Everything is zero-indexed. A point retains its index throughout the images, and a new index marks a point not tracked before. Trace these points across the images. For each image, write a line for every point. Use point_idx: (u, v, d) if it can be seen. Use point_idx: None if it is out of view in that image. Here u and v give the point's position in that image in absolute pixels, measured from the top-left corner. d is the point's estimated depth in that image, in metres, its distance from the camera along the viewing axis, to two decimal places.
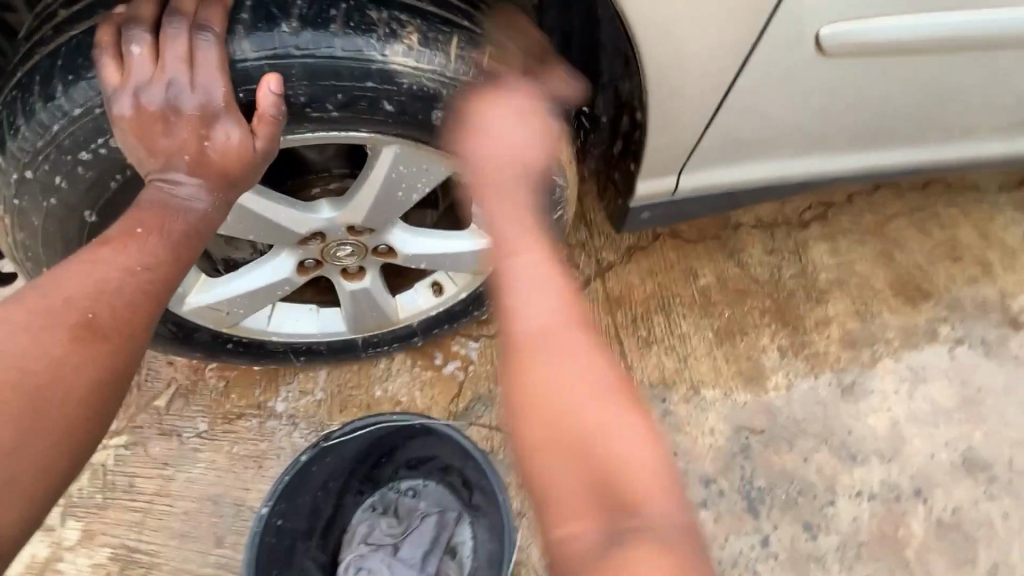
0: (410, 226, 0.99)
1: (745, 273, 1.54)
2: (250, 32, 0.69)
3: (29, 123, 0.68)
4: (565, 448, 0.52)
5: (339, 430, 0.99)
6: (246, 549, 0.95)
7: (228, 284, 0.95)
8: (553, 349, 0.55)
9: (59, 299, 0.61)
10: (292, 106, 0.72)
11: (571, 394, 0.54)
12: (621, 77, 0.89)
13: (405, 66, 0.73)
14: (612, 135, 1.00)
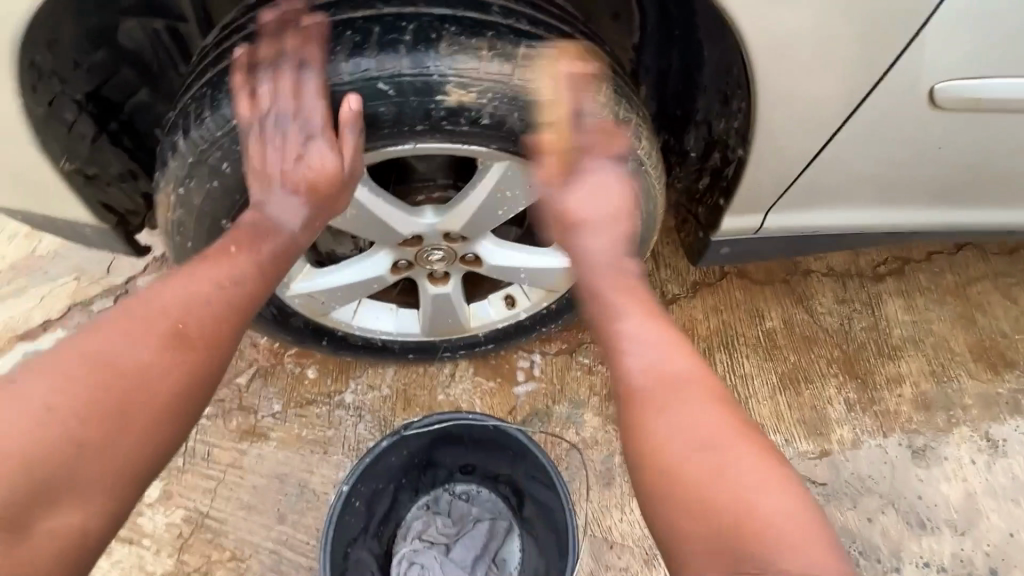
0: (498, 239, 1.05)
1: (814, 321, 1.51)
2: (410, 50, 0.74)
3: (214, 115, 0.79)
4: (689, 496, 0.64)
5: (419, 422, 1.05)
6: (323, 525, 0.99)
7: (328, 275, 1.03)
8: (666, 385, 0.70)
9: (157, 315, 0.72)
10: (432, 118, 0.78)
11: (658, 433, 0.68)
12: (717, 115, 0.93)
13: (534, 88, 0.78)
14: (698, 170, 1.03)
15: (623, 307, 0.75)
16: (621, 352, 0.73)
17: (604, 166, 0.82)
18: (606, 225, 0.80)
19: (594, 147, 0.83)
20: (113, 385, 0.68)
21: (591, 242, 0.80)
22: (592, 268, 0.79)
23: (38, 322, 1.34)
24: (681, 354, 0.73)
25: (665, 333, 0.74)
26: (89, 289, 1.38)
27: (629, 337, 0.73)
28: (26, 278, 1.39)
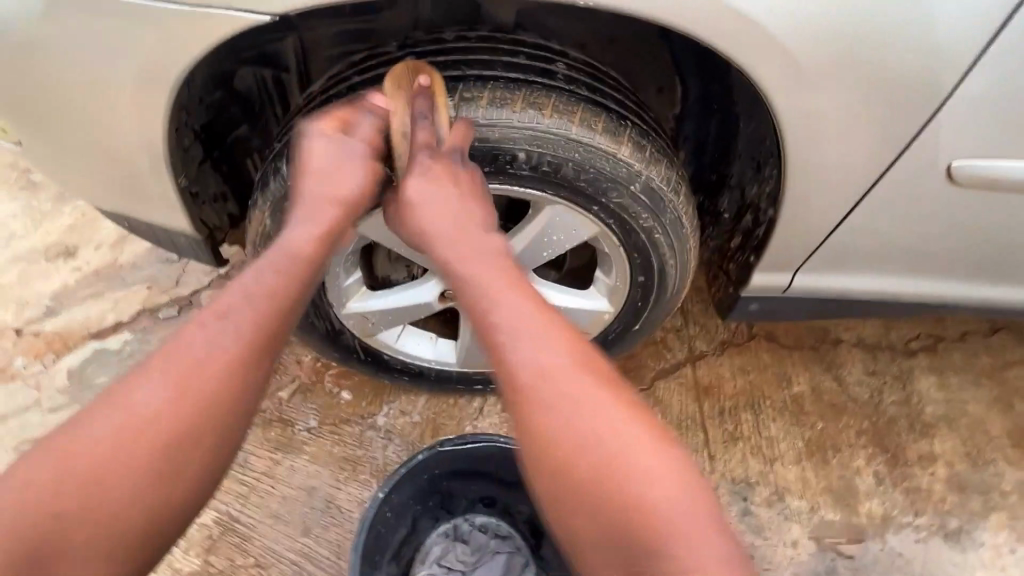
0: (539, 279, 1.13)
1: (842, 390, 1.51)
2: (488, 104, 0.85)
3: None
4: (584, 476, 0.67)
5: (454, 441, 1.10)
6: (358, 529, 1.03)
7: (382, 297, 1.11)
8: (562, 379, 0.70)
9: (204, 326, 0.71)
10: (498, 162, 0.88)
11: (540, 404, 0.69)
12: (749, 180, 1.02)
13: (588, 142, 0.86)
14: (730, 230, 1.11)
15: (523, 310, 0.74)
16: (495, 342, 0.72)
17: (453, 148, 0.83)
18: (437, 204, 0.81)
19: (636, 197, 0.92)
20: (163, 400, 0.68)
21: (455, 236, 0.80)
22: (470, 267, 0.78)
23: (110, 323, 1.47)
24: (570, 348, 0.72)
25: (572, 347, 0.72)
26: (158, 298, 1.51)
27: (524, 340, 0.72)
28: (106, 282, 1.53)
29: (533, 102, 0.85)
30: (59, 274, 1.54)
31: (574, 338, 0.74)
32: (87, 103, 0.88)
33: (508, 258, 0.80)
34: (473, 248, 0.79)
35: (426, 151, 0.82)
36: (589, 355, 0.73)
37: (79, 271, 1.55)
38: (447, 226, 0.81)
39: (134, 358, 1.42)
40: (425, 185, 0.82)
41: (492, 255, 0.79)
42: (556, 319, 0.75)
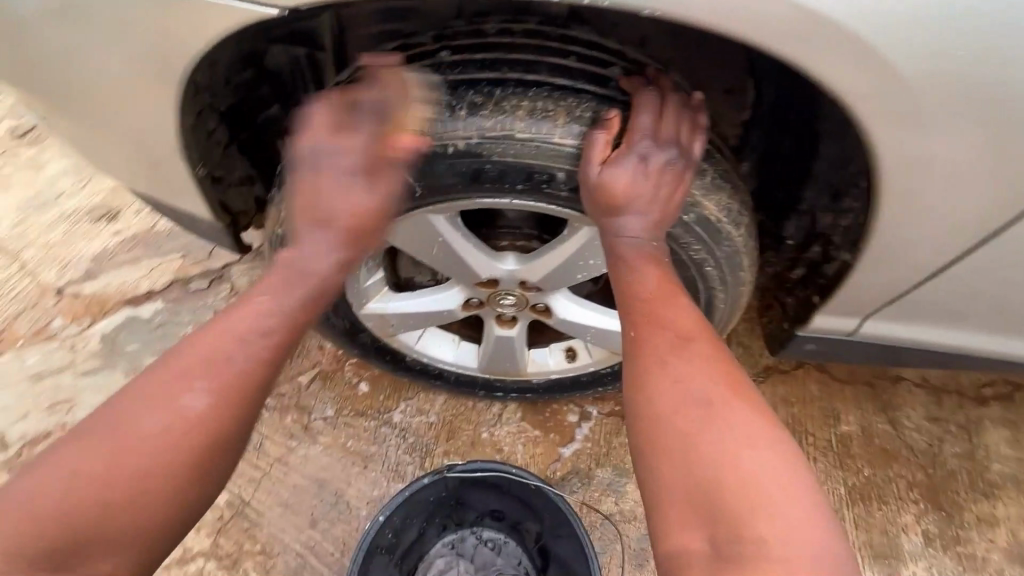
0: (572, 295, 1.05)
1: (897, 435, 1.37)
2: (529, 115, 0.71)
3: None
4: (701, 479, 0.58)
5: (462, 466, 1.05)
6: (354, 553, 1.00)
7: (404, 300, 1.05)
8: (726, 416, 0.61)
9: (202, 375, 0.65)
10: (534, 180, 0.74)
11: (697, 449, 0.59)
12: (824, 209, 0.89)
13: (644, 165, 0.73)
14: (794, 259, 0.99)
15: (671, 347, 0.66)
16: (668, 351, 0.66)
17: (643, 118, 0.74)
18: (637, 182, 0.73)
19: (686, 227, 0.77)
20: (131, 454, 0.61)
21: (639, 278, 0.72)
22: (640, 302, 0.71)
23: (144, 291, 1.48)
24: (722, 384, 0.63)
25: (725, 383, 0.63)
26: (191, 269, 1.50)
27: (675, 382, 0.63)
28: (142, 248, 1.54)
29: (583, 116, 0.72)
30: (99, 236, 1.56)
31: (727, 370, 0.64)
32: (104, 82, 0.82)
33: (681, 296, 0.71)
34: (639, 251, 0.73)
35: (599, 130, 0.73)
36: (733, 380, 0.64)
37: (118, 234, 1.56)
38: (628, 225, 0.74)
39: (163, 328, 1.43)
40: (608, 174, 0.72)
41: (664, 294, 0.71)
42: (720, 356, 0.66)
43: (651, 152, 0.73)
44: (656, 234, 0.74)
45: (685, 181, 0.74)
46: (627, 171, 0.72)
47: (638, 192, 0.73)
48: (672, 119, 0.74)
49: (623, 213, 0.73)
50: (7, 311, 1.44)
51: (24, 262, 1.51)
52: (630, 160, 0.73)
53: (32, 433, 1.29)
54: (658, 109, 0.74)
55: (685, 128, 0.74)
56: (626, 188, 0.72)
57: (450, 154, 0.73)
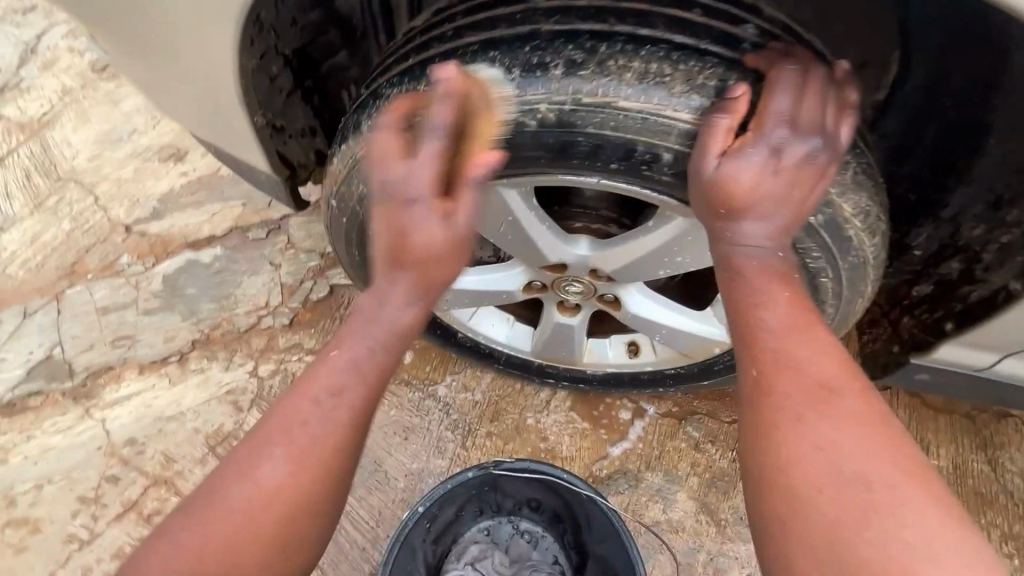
0: (646, 287, 0.94)
1: (997, 479, 1.21)
2: (638, 80, 0.60)
3: (402, 103, 0.68)
4: (832, 525, 0.49)
5: (509, 464, 1.01)
6: (390, 539, 0.96)
7: (461, 275, 0.97)
8: (888, 495, 0.49)
9: (266, 446, 0.59)
10: (632, 159, 0.63)
11: (855, 536, 0.48)
12: (976, 218, 0.75)
13: (779, 154, 0.59)
14: (915, 272, 0.84)
15: (812, 402, 0.54)
16: (786, 368, 0.56)
17: (783, 98, 0.59)
18: (771, 181, 0.60)
19: (812, 230, 0.63)
20: (216, 538, 0.56)
21: (771, 307, 0.59)
22: (772, 343, 0.58)
23: (205, 236, 1.48)
24: (879, 452, 0.51)
25: (881, 450, 0.51)
26: (251, 217, 1.49)
27: (818, 447, 0.52)
28: (206, 192, 1.53)
29: (707, 85, 0.60)
30: (166, 176, 1.56)
31: (880, 434, 0.52)
32: (162, 11, 0.75)
33: (822, 331, 0.58)
34: (760, 251, 0.61)
35: (723, 115, 0.59)
36: (891, 447, 0.52)
37: (184, 176, 1.56)
38: (750, 232, 0.61)
39: (221, 275, 1.43)
40: (730, 168, 0.59)
41: (799, 330, 0.58)
42: (872, 414, 0.54)
43: (786, 142, 0.59)
44: (782, 242, 0.62)
45: (825, 180, 0.60)
46: (755, 166, 0.59)
47: (765, 192, 0.60)
48: (816, 100, 0.60)
49: (745, 218, 0.61)
50: (78, 243, 1.47)
51: (97, 197, 1.53)
52: (761, 153, 0.59)
53: (95, 365, 1.32)
54: (797, 88, 0.60)
55: (828, 111, 0.60)
56: (752, 187, 0.59)
57: (540, 122, 0.62)
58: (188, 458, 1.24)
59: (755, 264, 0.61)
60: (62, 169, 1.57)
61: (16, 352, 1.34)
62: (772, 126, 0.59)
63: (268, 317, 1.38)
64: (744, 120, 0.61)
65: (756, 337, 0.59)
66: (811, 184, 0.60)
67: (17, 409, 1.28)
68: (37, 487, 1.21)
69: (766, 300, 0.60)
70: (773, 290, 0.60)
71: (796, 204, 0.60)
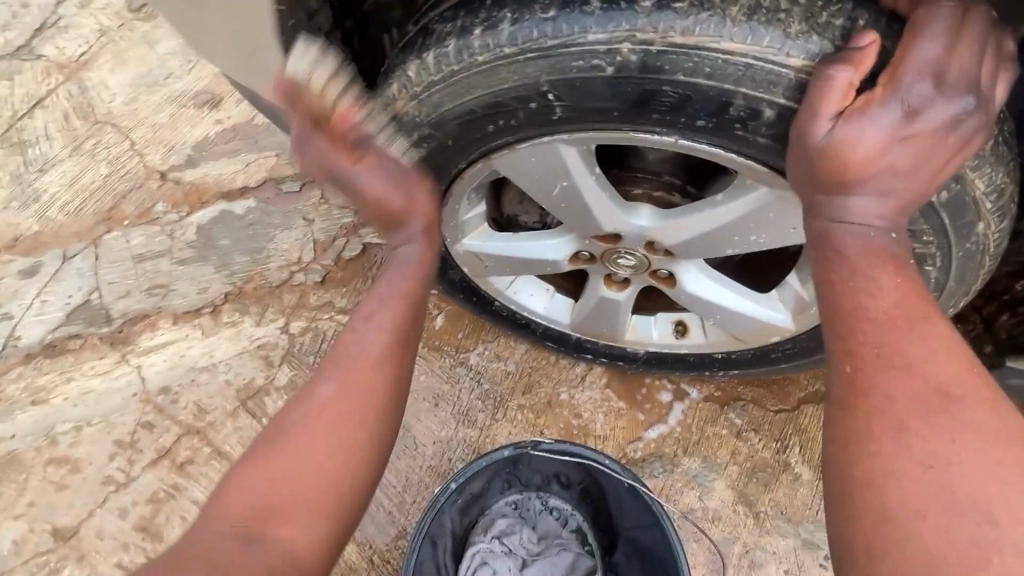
0: (704, 265, 0.86)
1: None
2: (742, 19, 0.51)
3: (460, 41, 0.60)
4: (937, 567, 0.39)
5: (548, 444, 0.97)
6: (422, 514, 0.94)
7: (503, 241, 0.90)
8: (1004, 522, 0.39)
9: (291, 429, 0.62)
10: (724, 115, 0.55)
11: (961, 572, 0.38)
12: None
13: (914, 118, 0.48)
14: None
15: (918, 404, 0.44)
16: (882, 371, 0.46)
17: (929, 47, 0.48)
18: (899, 149, 0.48)
19: (930, 210, 0.54)
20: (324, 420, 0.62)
21: (872, 290, 0.49)
22: (870, 334, 0.48)
23: (239, 186, 1.44)
24: (1002, 471, 0.41)
25: (1005, 470, 0.41)
26: (285, 169, 1.45)
27: (918, 458, 0.43)
28: (240, 141, 1.49)
29: (830, 25, 0.51)
30: (202, 123, 1.52)
31: (1004, 449, 0.42)
32: None
33: (936, 325, 0.47)
34: (866, 224, 0.50)
35: (844, 66, 0.49)
36: (1018, 466, 0.41)
37: (219, 123, 1.52)
38: (862, 208, 0.50)
39: (254, 228, 1.40)
40: (850, 129, 0.48)
41: (910, 322, 0.47)
42: (1001, 429, 0.43)
43: (927, 102, 0.48)
44: (897, 223, 0.51)
45: (964, 153, 0.50)
46: (883, 127, 0.48)
47: (890, 160, 0.49)
48: (974, 50, 0.48)
49: (857, 189, 0.49)
50: (116, 188, 1.46)
51: (134, 141, 1.51)
52: (893, 112, 0.48)
53: (132, 312, 1.32)
54: (952, 33, 0.48)
55: (986, 66, 0.49)
56: (874, 154, 0.48)
57: (620, 66, 0.54)
58: (220, 410, 1.24)
59: (858, 240, 0.50)
60: (99, 112, 1.55)
61: (56, 294, 1.35)
62: (911, 82, 0.48)
63: (300, 273, 1.35)
64: (871, 75, 0.50)
65: (848, 324, 0.49)
66: (944, 156, 0.49)
67: (58, 351, 1.30)
68: (77, 428, 1.23)
69: (859, 284, 0.49)
70: (872, 269, 0.49)
71: (922, 179, 0.50)
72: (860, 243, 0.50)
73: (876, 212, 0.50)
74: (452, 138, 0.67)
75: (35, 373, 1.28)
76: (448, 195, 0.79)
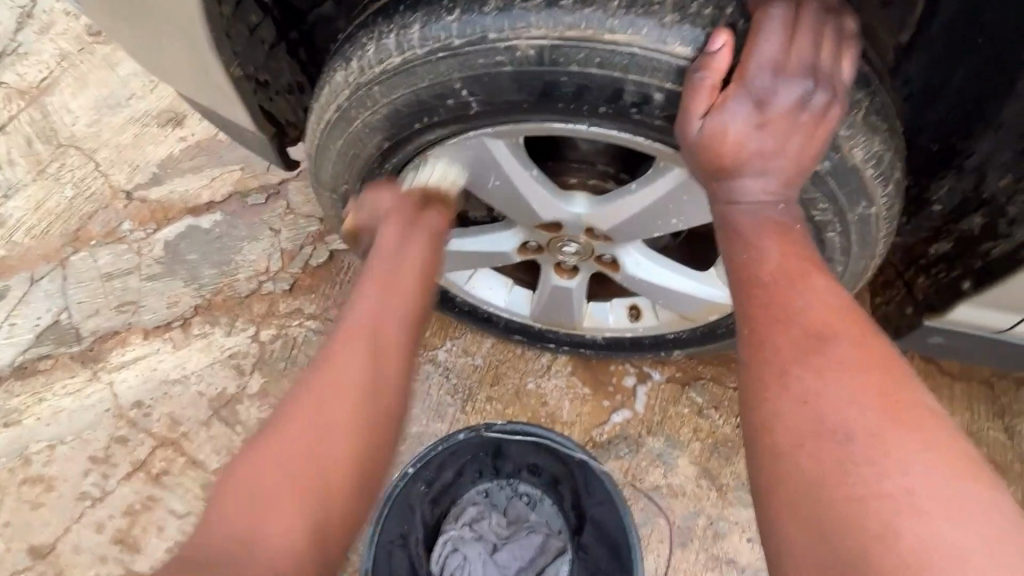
0: (646, 248, 0.90)
1: (1011, 445, 1.17)
2: (625, 11, 0.55)
3: (377, 45, 0.63)
4: (823, 496, 0.43)
5: (501, 426, 1.01)
6: (382, 501, 0.97)
7: (455, 237, 0.94)
8: (877, 448, 0.44)
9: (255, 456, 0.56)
10: (620, 102, 0.59)
11: (839, 494, 0.43)
12: (1003, 167, 0.69)
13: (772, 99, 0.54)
14: (935, 230, 0.80)
15: (802, 353, 0.49)
16: (769, 326, 0.52)
17: (766, 44, 0.55)
18: (765, 132, 0.54)
19: (818, 178, 0.60)
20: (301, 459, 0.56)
21: (762, 256, 0.54)
22: (766, 302, 0.53)
23: (204, 201, 1.47)
24: (875, 402, 0.46)
25: (878, 401, 0.45)
26: (250, 181, 1.47)
27: (801, 401, 0.47)
28: (205, 157, 1.51)
29: (701, 14, 0.56)
30: (166, 141, 1.54)
31: (879, 380, 0.47)
32: None
33: (820, 279, 0.52)
34: (754, 204, 0.56)
35: (704, 61, 0.55)
36: (893, 398, 0.46)
37: (183, 141, 1.54)
38: (748, 191, 0.56)
39: (221, 241, 1.43)
40: (716, 124, 0.55)
41: (792, 276, 0.53)
42: (870, 358, 0.48)
43: (773, 89, 0.54)
44: (785, 195, 0.56)
45: (823, 125, 0.55)
46: (744, 119, 0.54)
47: (758, 145, 0.55)
48: (808, 38, 0.55)
49: (740, 174, 0.55)
50: (81, 209, 1.47)
51: (98, 163, 1.53)
52: (747, 103, 0.54)
53: (101, 330, 1.34)
54: (788, 28, 0.55)
55: (828, 48, 0.55)
56: (743, 142, 0.54)
57: (520, 62, 0.58)
58: (194, 419, 1.26)
59: (750, 218, 0.56)
60: (63, 136, 1.56)
61: (25, 317, 1.36)
62: (758, 75, 0.54)
63: (268, 282, 1.37)
64: (726, 70, 0.56)
65: (744, 290, 0.54)
66: (807, 130, 0.55)
67: (28, 372, 1.31)
68: (51, 446, 1.24)
69: (753, 254, 0.55)
70: (759, 238, 0.55)
71: (795, 153, 0.55)
72: (752, 221, 0.56)
73: (763, 191, 0.56)
74: (383, 138, 0.70)
75: (6, 395, 1.29)
76: None
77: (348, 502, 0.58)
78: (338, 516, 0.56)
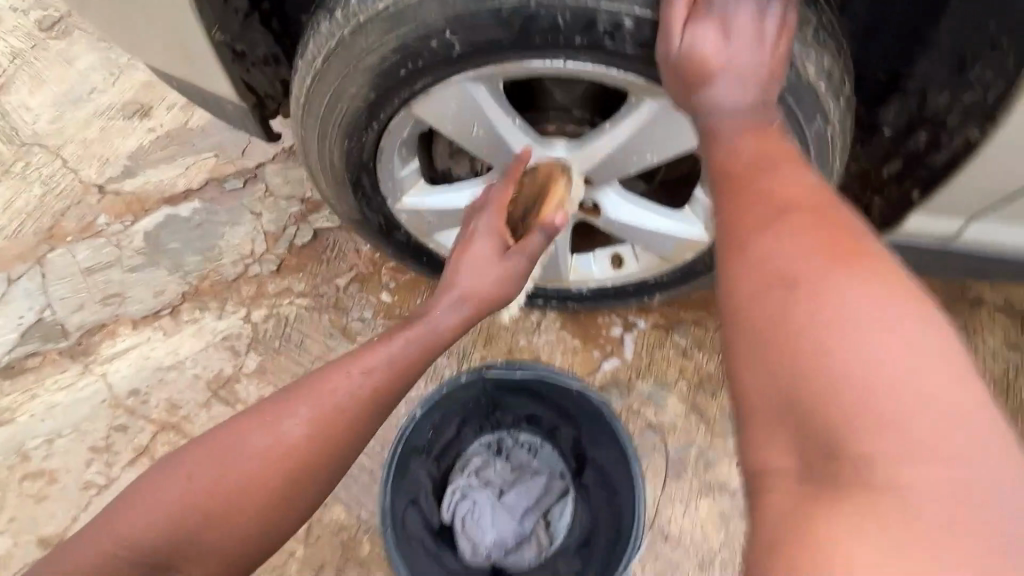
0: (623, 190, 0.95)
1: (967, 360, 1.27)
2: None
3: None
4: (776, 341, 0.46)
5: (503, 366, 1.03)
6: (391, 448, 0.99)
7: (442, 194, 0.97)
8: (843, 330, 0.43)
9: (211, 454, 0.66)
10: (594, 31, 0.65)
11: (794, 334, 0.45)
12: (942, 86, 0.75)
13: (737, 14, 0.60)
14: (887, 154, 0.86)
15: (766, 219, 0.52)
16: (744, 186, 0.55)
17: None
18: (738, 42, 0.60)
19: (778, 97, 0.65)
20: (253, 450, 0.66)
21: (736, 148, 0.58)
22: (732, 208, 0.55)
23: (181, 190, 1.46)
24: (829, 249, 0.47)
25: (834, 249, 0.47)
26: (225, 167, 1.47)
27: (765, 254, 0.50)
28: (177, 146, 1.50)
29: None
30: (134, 133, 1.52)
31: (830, 234, 0.48)
32: None
33: (791, 163, 0.56)
34: (734, 107, 0.60)
35: None
36: (845, 245, 0.48)
37: (152, 132, 1.52)
38: (727, 96, 0.60)
39: (203, 227, 1.42)
40: (688, 44, 0.60)
41: (776, 154, 0.57)
42: (828, 214, 0.51)
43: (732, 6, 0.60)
44: (762, 103, 0.61)
45: (782, 38, 0.62)
46: (712, 36, 0.60)
47: (731, 55, 0.60)
48: None
49: (717, 85, 0.60)
50: (53, 207, 1.45)
51: (65, 159, 1.50)
52: (711, 23, 0.60)
53: (88, 323, 1.33)
54: None
55: None
56: (714, 52, 0.59)
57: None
58: (193, 402, 1.27)
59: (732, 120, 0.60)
60: (25, 134, 1.53)
61: (5, 317, 1.34)
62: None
63: (254, 264, 1.38)
64: None
65: (716, 161, 0.59)
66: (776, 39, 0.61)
67: (17, 371, 1.29)
68: (49, 440, 1.24)
69: (726, 143, 0.59)
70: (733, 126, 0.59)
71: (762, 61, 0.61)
72: (734, 120, 0.60)
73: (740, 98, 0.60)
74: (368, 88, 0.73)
75: None
76: (380, 152, 0.86)
77: (263, 530, 0.66)
78: (242, 535, 0.65)
